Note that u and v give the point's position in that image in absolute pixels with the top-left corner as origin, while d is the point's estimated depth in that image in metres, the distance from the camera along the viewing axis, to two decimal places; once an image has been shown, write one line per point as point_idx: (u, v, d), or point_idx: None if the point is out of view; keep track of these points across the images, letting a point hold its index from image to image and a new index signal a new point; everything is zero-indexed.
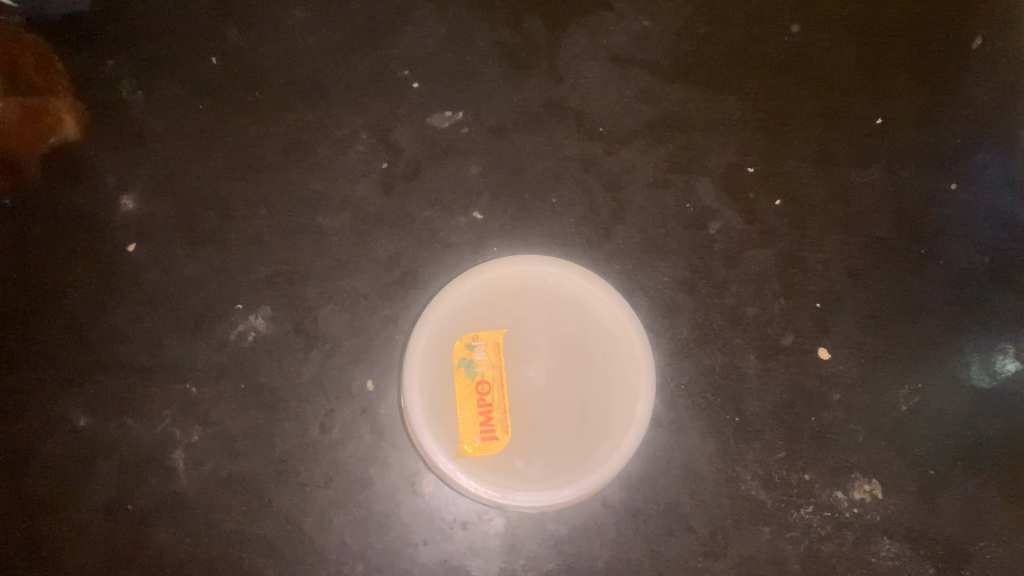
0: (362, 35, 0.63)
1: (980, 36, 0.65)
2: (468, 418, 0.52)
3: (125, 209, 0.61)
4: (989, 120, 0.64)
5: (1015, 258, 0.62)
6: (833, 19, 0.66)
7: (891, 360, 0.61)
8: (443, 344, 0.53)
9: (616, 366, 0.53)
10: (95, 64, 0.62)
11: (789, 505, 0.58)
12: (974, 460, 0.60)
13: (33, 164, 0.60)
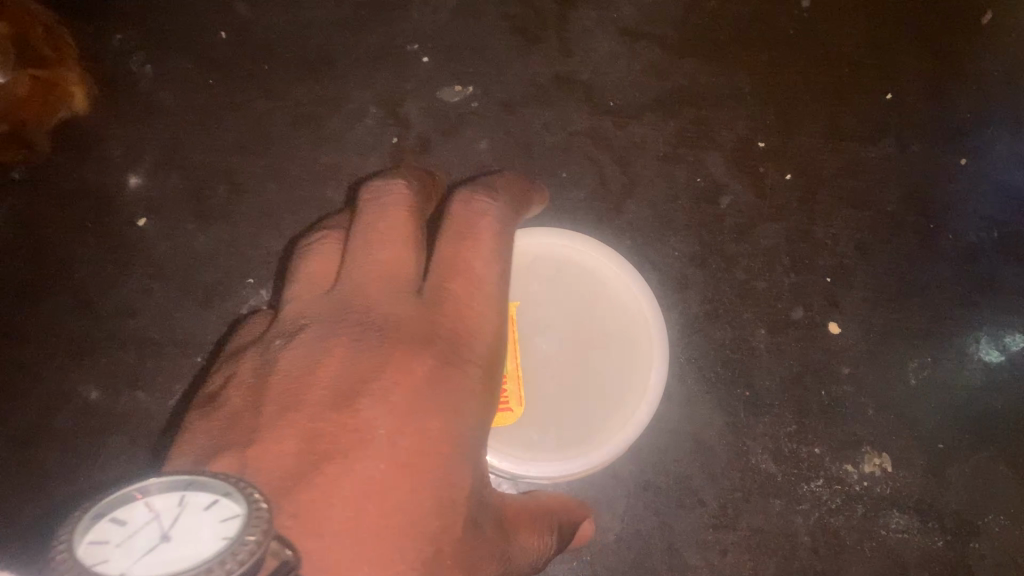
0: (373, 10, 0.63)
1: (989, 13, 0.65)
2: None
3: (133, 183, 0.60)
4: (999, 95, 0.64)
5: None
6: None
7: (901, 335, 0.61)
8: None
9: (630, 339, 0.53)
10: (103, 38, 0.62)
11: (799, 478, 0.59)
12: (983, 434, 0.60)
13: (42, 138, 0.59)
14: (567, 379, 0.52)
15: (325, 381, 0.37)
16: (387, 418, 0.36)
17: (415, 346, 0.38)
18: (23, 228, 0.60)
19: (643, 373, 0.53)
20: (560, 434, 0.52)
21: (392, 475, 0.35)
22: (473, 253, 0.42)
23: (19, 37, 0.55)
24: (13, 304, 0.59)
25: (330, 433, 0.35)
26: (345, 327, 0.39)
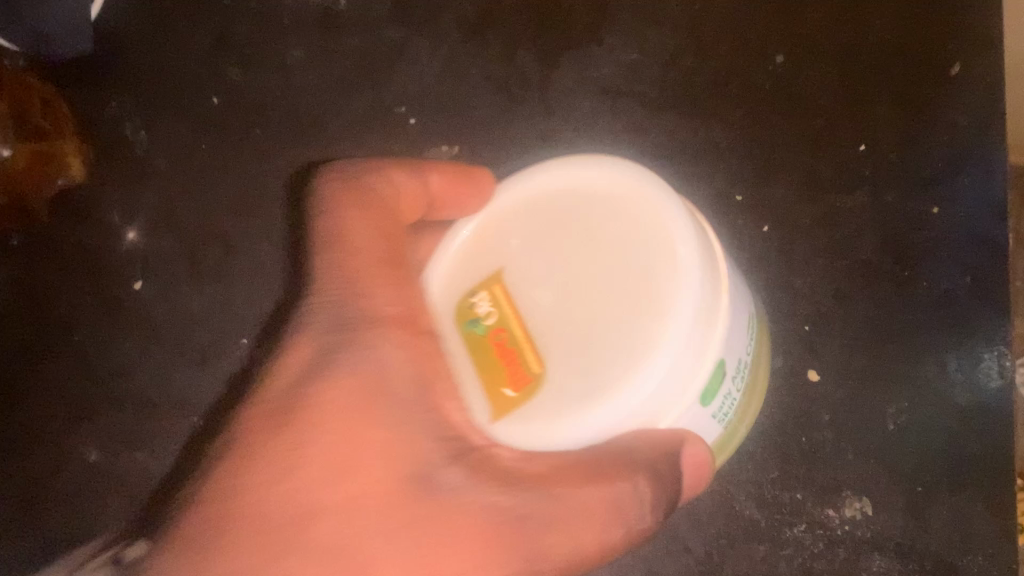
0: (358, 74, 0.65)
1: (959, 61, 0.66)
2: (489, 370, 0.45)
3: (128, 238, 0.62)
4: (976, 142, 0.64)
5: (1003, 275, 0.62)
6: (817, 49, 0.67)
7: (881, 379, 0.62)
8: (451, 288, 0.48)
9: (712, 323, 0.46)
10: (99, 105, 0.64)
11: (783, 523, 0.60)
12: (962, 476, 0.60)
13: (41, 205, 0.62)
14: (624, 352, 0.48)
15: (278, 392, 0.43)
16: (328, 441, 0.40)
17: (391, 327, 0.45)
18: (24, 292, 0.62)
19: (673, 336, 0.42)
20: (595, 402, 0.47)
21: (377, 457, 0.41)
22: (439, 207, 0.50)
23: (16, 117, 0.61)
24: (18, 368, 0.61)
25: (262, 436, 0.41)
26: (316, 322, 0.45)
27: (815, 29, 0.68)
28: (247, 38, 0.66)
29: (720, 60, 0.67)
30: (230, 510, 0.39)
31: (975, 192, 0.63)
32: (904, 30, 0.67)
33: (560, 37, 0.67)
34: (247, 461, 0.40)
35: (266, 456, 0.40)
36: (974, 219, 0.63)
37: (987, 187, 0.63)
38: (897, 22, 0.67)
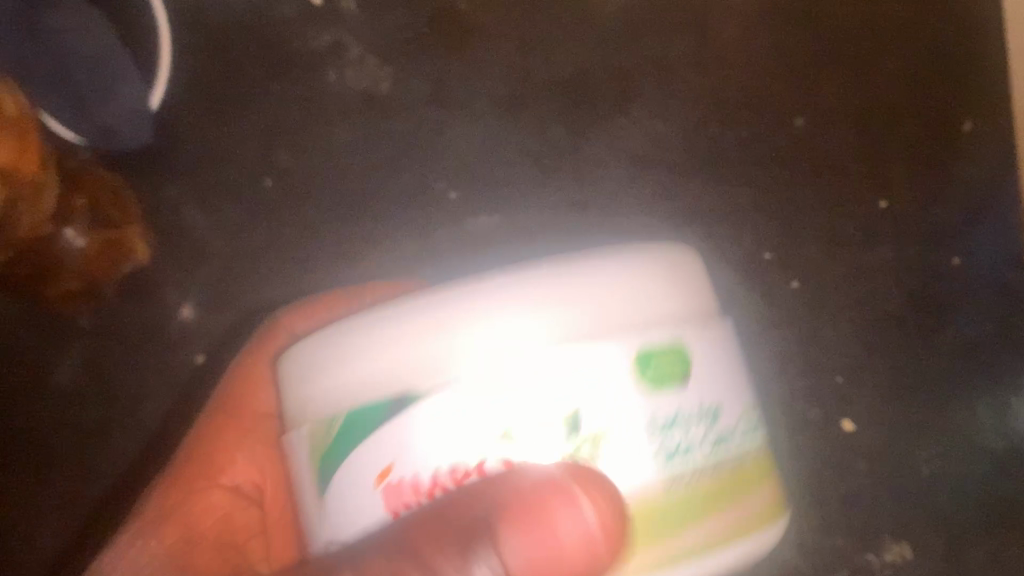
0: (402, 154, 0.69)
1: (969, 121, 0.70)
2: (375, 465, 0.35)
3: (186, 314, 0.66)
4: (993, 198, 0.68)
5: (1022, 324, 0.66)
6: (840, 108, 0.71)
7: (913, 427, 0.65)
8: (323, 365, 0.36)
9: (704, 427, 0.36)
10: (159, 191, 0.68)
11: (828, 569, 0.62)
12: (996, 518, 0.62)
13: (107, 288, 0.65)
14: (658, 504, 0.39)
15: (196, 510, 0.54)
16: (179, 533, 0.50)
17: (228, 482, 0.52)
18: (87, 370, 0.65)
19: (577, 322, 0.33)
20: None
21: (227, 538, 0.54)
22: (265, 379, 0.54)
23: (89, 208, 0.63)
24: (89, 450, 0.64)
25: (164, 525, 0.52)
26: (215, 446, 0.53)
27: (839, 87, 0.71)
28: (295, 122, 0.70)
29: (744, 122, 0.71)
30: (168, 528, 0.49)
31: (996, 245, 0.67)
32: (923, 88, 0.71)
33: (591, 108, 0.71)
34: (170, 505, 0.50)
35: (172, 499, 0.51)
36: (997, 272, 0.67)
37: (1008, 241, 0.67)
38: (907, 87, 0.71)
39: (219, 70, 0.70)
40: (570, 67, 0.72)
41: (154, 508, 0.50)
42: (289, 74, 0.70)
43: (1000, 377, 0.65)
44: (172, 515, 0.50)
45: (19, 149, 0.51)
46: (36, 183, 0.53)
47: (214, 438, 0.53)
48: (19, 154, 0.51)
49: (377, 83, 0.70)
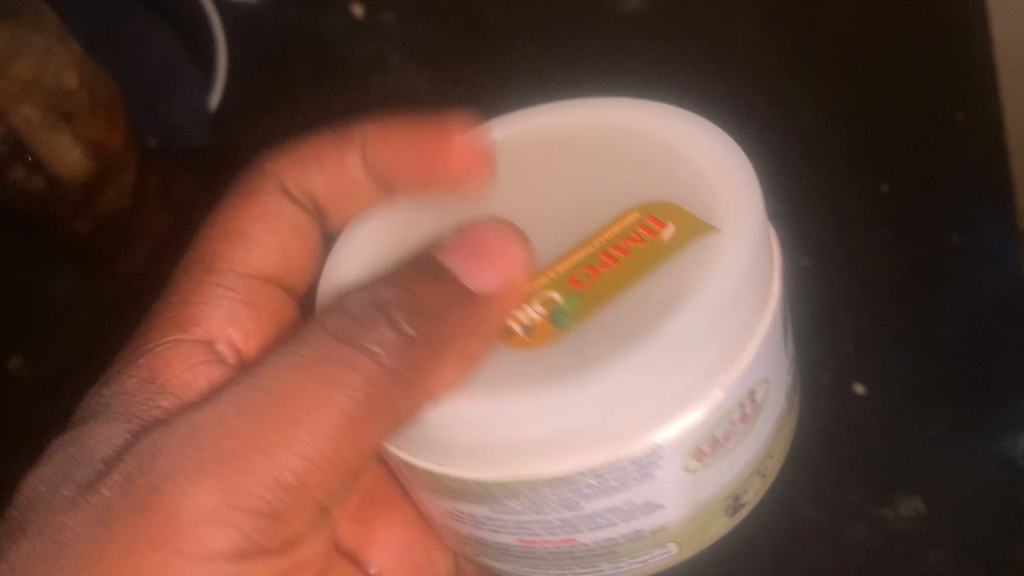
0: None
1: (962, 111, 0.67)
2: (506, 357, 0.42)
3: None
4: (990, 184, 0.66)
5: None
6: (846, 93, 0.70)
7: (922, 391, 0.63)
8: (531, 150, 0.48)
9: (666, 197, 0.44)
10: (211, 185, 0.68)
11: (841, 522, 0.61)
12: (1017, 477, 0.59)
13: (156, 268, 0.67)
14: (551, 136, 0.48)
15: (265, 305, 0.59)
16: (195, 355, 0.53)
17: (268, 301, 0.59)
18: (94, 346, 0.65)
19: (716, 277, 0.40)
20: (666, 301, 0.40)
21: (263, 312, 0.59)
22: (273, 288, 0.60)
23: (167, 196, 0.68)
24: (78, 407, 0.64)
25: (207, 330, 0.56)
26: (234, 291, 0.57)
27: (851, 68, 0.69)
28: (317, 113, 0.69)
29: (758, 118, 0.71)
30: (176, 374, 0.51)
31: (1000, 230, 0.66)
32: (921, 75, 0.68)
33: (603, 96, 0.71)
34: (161, 354, 0.52)
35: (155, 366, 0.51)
36: (1003, 251, 0.65)
37: (1007, 225, 0.66)
38: (893, 82, 0.68)
39: (257, 81, 0.70)
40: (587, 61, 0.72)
41: (150, 360, 0.51)
42: (333, 89, 0.70)
43: (1006, 344, 0.63)
44: (172, 363, 0.51)
45: (108, 129, 0.64)
46: (123, 160, 0.65)
47: (189, 294, 0.56)
48: (111, 130, 0.64)
49: (418, 96, 0.71)
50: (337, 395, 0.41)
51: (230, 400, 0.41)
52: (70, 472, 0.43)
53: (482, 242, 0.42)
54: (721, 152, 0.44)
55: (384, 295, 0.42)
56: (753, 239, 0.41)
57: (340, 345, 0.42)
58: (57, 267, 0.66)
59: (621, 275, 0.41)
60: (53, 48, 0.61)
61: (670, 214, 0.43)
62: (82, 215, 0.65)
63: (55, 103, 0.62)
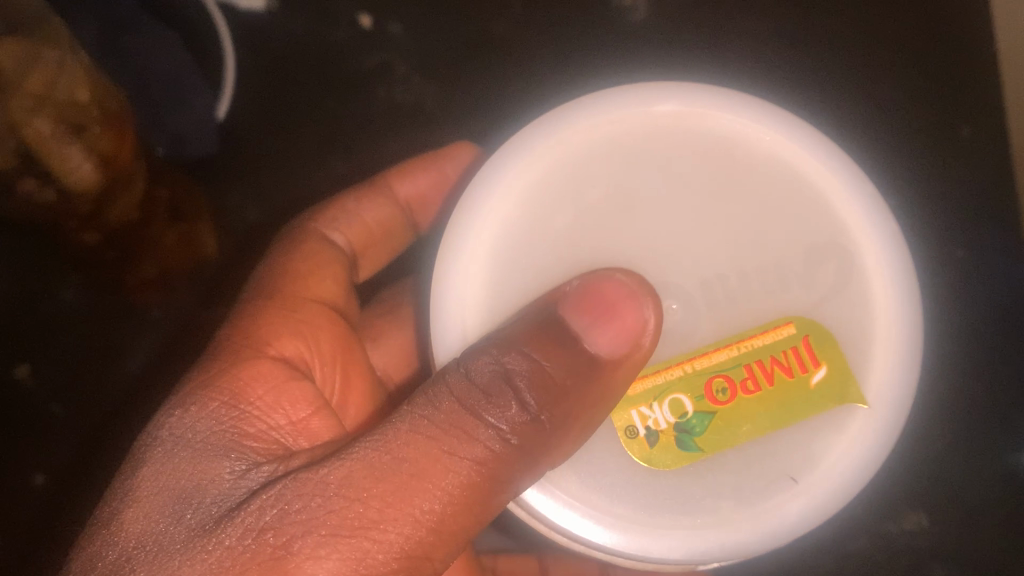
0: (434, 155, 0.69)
1: (966, 125, 0.68)
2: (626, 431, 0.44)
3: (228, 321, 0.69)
4: (995, 198, 0.67)
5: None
6: (860, 103, 0.68)
7: (926, 407, 0.65)
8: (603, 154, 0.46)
9: (815, 231, 0.45)
10: (223, 194, 0.70)
11: (847, 534, 0.65)
12: (1011, 493, 0.63)
13: (180, 277, 0.69)
14: (646, 135, 0.46)
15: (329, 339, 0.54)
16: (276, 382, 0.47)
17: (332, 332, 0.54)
18: (131, 355, 0.70)
19: (842, 448, 0.44)
20: (793, 476, 0.44)
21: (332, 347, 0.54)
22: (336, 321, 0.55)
23: (173, 205, 0.67)
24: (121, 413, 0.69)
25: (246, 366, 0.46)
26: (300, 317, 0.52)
27: (865, 78, 0.69)
28: (328, 122, 0.69)
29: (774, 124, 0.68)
30: (266, 405, 0.45)
31: (1003, 244, 0.66)
32: (930, 90, 0.68)
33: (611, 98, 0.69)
34: (248, 385, 0.45)
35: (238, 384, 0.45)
36: (1008, 267, 0.66)
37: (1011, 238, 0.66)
38: (902, 101, 0.68)
39: (266, 90, 0.69)
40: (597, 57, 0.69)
41: (230, 386, 0.44)
42: (339, 97, 0.69)
43: (1007, 362, 0.65)
44: (260, 392, 0.45)
45: (118, 140, 0.61)
46: (131, 171, 0.63)
47: (270, 322, 0.50)
48: (119, 143, 0.61)
49: (425, 101, 0.69)
50: (474, 447, 0.39)
51: (350, 462, 0.38)
52: (185, 508, 0.38)
53: (614, 303, 0.41)
54: (838, 168, 0.46)
55: (510, 365, 0.40)
56: (845, 317, 0.45)
57: (466, 417, 0.39)
58: (67, 277, 0.69)
59: (762, 399, 0.44)
60: (65, 63, 0.58)
61: (823, 347, 0.44)
62: (93, 226, 0.64)
63: (65, 115, 0.58)
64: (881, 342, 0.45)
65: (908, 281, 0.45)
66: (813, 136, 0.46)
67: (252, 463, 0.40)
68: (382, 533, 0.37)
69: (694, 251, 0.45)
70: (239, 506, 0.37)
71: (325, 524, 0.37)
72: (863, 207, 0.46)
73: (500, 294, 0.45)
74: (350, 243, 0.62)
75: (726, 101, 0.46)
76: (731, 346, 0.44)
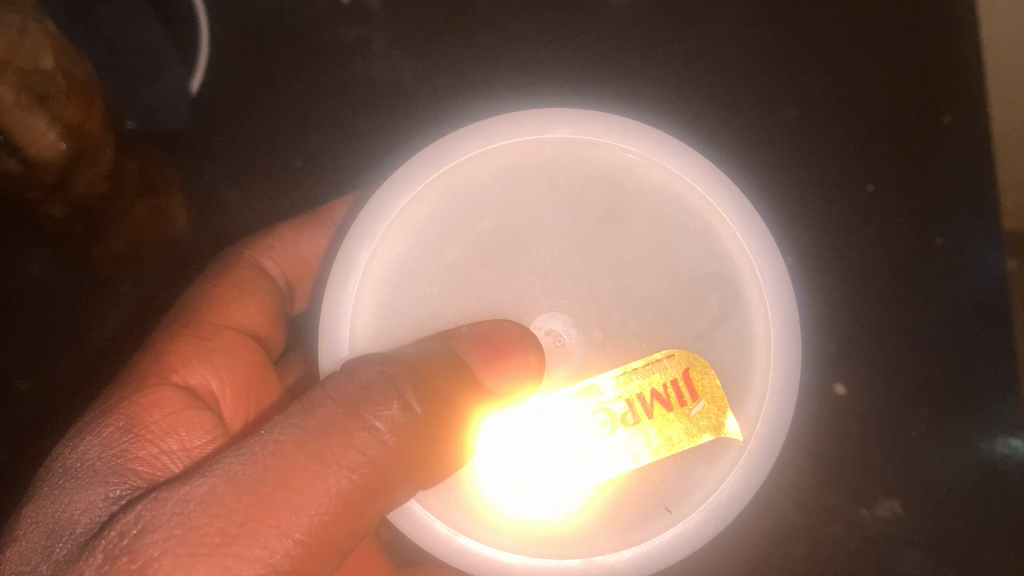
0: (405, 132, 0.67)
1: (949, 113, 0.66)
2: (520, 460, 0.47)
3: None
4: (975, 187, 0.66)
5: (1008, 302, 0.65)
6: (844, 89, 0.68)
7: (902, 396, 0.65)
8: (505, 181, 0.48)
9: (696, 261, 0.48)
10: (195, 169, 0.68)
11: (821, 522, 0.64)
12: (985, 481, 0.63)
13: (149, 253, 0.68)
14: (548, 162, 0.48)
15: (241, 365, 0.51)
16: (174, 408, 0.44)
17: (246, 356, 0.52)
18: (102, 332, 0.68)
19: (716, 477, 0.47)
20: (667, 506, 0.47)
21: (247, 374, 0.51)
22: (253, 351, 0.52)
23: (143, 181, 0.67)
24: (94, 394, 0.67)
25: (138, 389, 0.45)
26: (201, 336, 0.51)
27: (850, 63, 0.68)
28: (300, 99, 0.68)
29: (759, 110, 0.68)
30: (159, 430, 0.43)
31: (982, 232, 0.66)
32: (914, 75, 0.67)
33: (599, 83, 0.68)
34: (143, 411, 0.43)
35: (128, 408, 0.43)
36: (988, 256, 0.66)
37: (991, 225, 0.66)
38: (887, 85, 0.67)
39: (238, 66, 0.68)
40: (583, 38, 0.68)
41: (126, 413, 0.43)
42: (311, 74, 0.68)
43: (984, 352, 0.64)
44: (155, 417, 0.43)
45: (84, 110, 0.61)
46: (98, 144, 0.63)
47: (178, 351, 0.49)
48: (84, 114, 0.61)
49: (401, 77, 0.68)
50: (349, 452, 0.38)
51: (213, 478, 0.36)
52: (56, 541, 0.37)
53: (503, 348, 0.42)
54: (727, 201, 0.48)
55: (391, 370, 0.40)
56: (727, 347, 0.48)
57: (349, 420, 0.38)
58: (33, 252, 0.67)
59: (646, 431, 0.47)
60: (27, 29, 0.56)
61: (704, 383, 0.47)
62: (57, 198, 0.63)
63: (28, 84, 0.57)
64: (759, 370, 0.48)
65: (790, 315, 0.48)
66: (702, 166, 0.48)
67: (131, 487, 0.39)
68: (244, 550, 0.36)
69: (589, 279, 0.47)
70: (99, 534, 0.36)
71: (181, 542, 0.35)
72: (747, 239, 0.48)
73: (406, 315, 0.48)
74: (284, 273, 0.59)
75: (621, 130, 0.48)
76: (617, 381, 0.47)
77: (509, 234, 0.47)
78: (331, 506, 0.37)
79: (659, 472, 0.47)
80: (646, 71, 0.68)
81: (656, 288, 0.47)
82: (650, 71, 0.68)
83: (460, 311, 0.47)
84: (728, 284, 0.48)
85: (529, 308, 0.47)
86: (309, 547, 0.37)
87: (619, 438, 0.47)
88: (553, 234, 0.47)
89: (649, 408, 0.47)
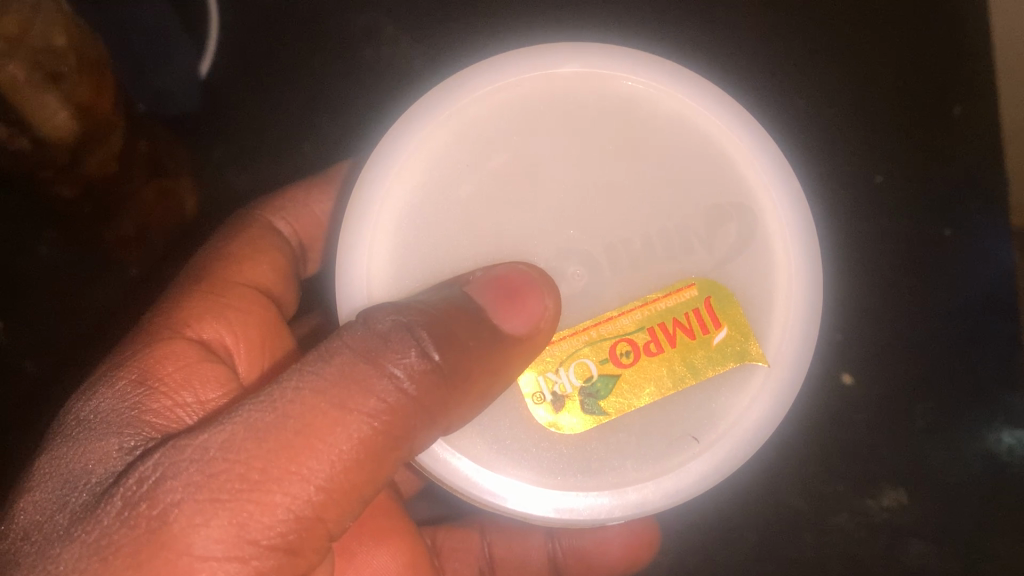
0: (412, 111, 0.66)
1: (960, 104, 0.66)
2: (534, 393, 0.43)
3: None
4: (988, 176, 0.66)
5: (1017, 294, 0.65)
6: (855, 78, 0.67)
7: (909, 385, 0.65)
8: (507, 115, 0.44)
9: (714, 197, 0.44)
10: (206, 153, 0.68)
11: (827, 511, 0.64)
12: (993, 473, 0.63)
13: (159, 232, 0.68)
14: (552, 96, 0.44)
15: (256, 319, 0.50)
16: (190, 360, 0.44)
17: (259, 313, 0.51)
18: (113, 315, 0.68)
19: (743, 405, 0.44)
20: (694, 436, 0.44)
21: (262, 329, 0.51)
22: (267, 311, 0.52)
23: (154, 160, 0.67)
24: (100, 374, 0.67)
25: (149, 346, 0.44)
26: (213, 293, 0.50)
27: (861, 52, 0.68)
28: (310, 82, 0.67)
29: (769, 97, 0.68)
30: (174, 382, 0.42)
31: (993, 222, 0.65)
32: (925, 65, 0.67)
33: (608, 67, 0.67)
34: (157, 364, 0.42)
35: (143, 361, 0.42)
36: (999, 249, 0.65)
37: (1003, 216, 0.65)
38: (898, 74, 0.67)
39: (248, 51, 0.68)
40: (593, 22, 0.68)
41: (139, 365, 0.42)
42: (320, 56, 0.68)
43: (992, 342, 0.64)
44: (170, 369, 0.42)
45: (94, 91, 0.60)
46: (109, 123, 0.62)
47: (192, 305, 0.48)
48: (95, 94, 0.60)
49: (411, 59, 0.67)
50: (369, 401, 0.35)
51: (232, 425, 0.34)
52: (70, 492, 0.35)
53: (519, 290, 0.40)
54: (742, 130, 0.44)
55: (410, 318, 0.37)
56: (748, 287, 0.44)
57: (365, 369, 0.36)
58: (40, 232, 0.67)
59: (668, 363, 0.43)
60: (41, 7, 0.57)
61: (725, 309, 0.44)
62: (68, 178, 0.63)
63: (40, 62, 0.57)
64: (781, 302, 0.44)
65: (810, 239, 0.44)
66: (714, 94, 0.44)
67: (146, 437, 0.37)
68: (267, 495, 0.34)
69: (601, 219, 0.43)
70: (117, 482, 0.34)
71: (202, 487, 0.33)
72: (767, 169, 0.44)
73: (407, 259, 0.43)
74: (297, 235, 0.59)
75: (629, 61, 0.44)
76: (636, 310, 0.43)
77: (515, 169, 0.43)
78: (355, 453, 0.35)
79: (682, 401, 0.44)
80: (658, 57, 0.68)
81: (673, 228, 0.44)
82: (660, 55, 0.68)
83: (464, 250, 0.43)
84: (747, 220, 0.44)
85: (538, 247, 0.43)
86: (332, 493, 0.35)
87: (639, 370, 0.43)
88: (561, 172, 0.43)
89: (671, 337, 0.43)
